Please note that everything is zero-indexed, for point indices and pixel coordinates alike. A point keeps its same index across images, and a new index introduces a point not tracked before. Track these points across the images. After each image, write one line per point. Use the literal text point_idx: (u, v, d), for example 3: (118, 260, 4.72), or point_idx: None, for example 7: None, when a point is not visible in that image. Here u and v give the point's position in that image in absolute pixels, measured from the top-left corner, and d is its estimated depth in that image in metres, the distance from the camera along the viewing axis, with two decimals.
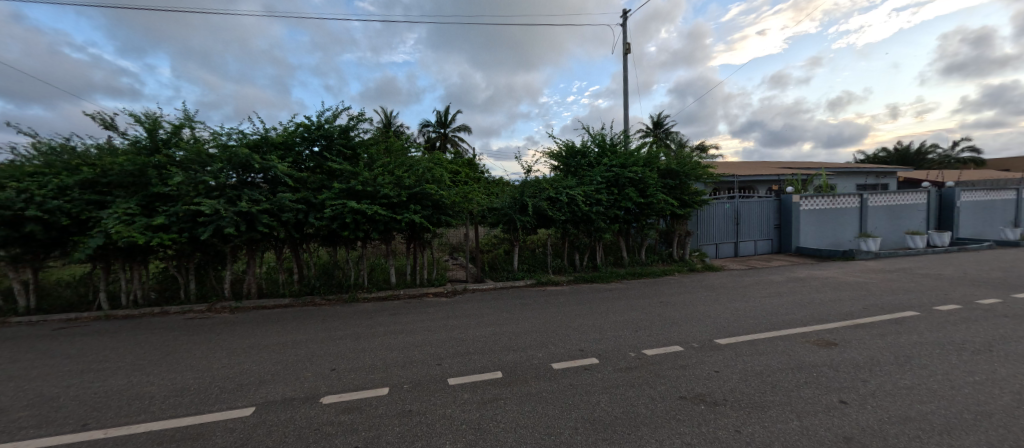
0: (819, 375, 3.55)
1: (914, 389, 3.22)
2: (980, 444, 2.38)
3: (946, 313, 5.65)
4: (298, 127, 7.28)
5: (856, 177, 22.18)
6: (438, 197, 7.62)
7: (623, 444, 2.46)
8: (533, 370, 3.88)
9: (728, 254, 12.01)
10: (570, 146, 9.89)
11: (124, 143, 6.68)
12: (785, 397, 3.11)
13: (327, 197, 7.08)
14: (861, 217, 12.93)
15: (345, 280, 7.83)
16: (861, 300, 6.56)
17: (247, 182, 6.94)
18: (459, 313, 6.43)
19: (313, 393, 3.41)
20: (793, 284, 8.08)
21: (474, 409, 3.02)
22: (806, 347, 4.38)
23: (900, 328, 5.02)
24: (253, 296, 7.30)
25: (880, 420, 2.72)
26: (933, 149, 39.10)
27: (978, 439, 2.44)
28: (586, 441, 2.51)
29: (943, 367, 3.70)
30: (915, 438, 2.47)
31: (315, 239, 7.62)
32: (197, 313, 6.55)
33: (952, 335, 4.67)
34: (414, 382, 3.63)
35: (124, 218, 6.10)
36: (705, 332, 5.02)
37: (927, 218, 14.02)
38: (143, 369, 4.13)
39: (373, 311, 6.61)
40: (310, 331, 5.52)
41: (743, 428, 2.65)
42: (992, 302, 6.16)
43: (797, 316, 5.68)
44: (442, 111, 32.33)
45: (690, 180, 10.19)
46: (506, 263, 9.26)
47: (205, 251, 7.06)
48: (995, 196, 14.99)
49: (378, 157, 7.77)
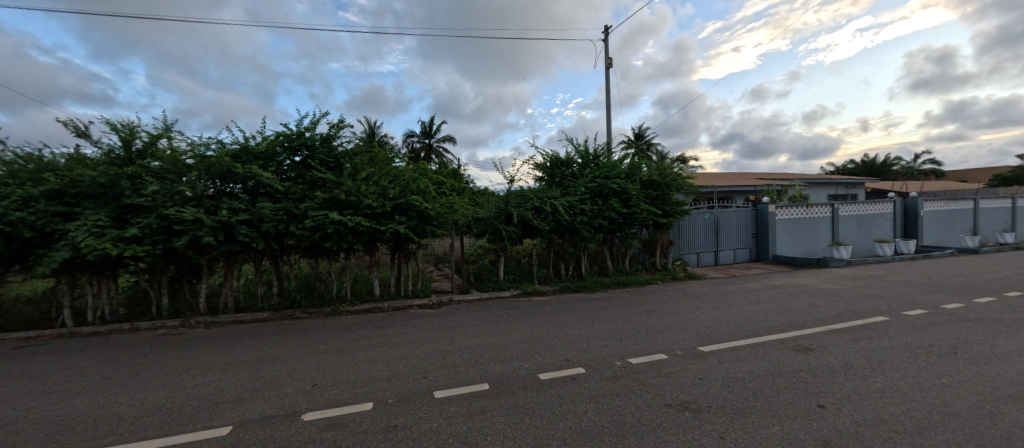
0: (797, 381, 3.65)
1: (886, 391, 3.35)
2: (950, 444, 2.50)
3: (913, 317, 5.91)
4: (278, 137, 7.19)
5: (826, 187, 23.21)
6: (424, 208, 7.59)
7: None
8: (520, 380, 3.89)
9: (709, 262, 12.29)
10: (554, 157, 9.93)
11: (96, 153, 6.44)
12: (766, 403, 3.19)
13: (309, 207, 6.99)
14: (832, 225, 13.40)
15: (327, 292, 7.65)
16: (835, 306, 6.80)
17: (226, 193, 6.79)
18: (445, 324, 6.38)
19: (293, 409, 3.32)
20: (771, 291, 8.32)
21: (461, 422, 2.99)
22: (785, 352, 4.51)
23: (871, 333, 5.22)
24: (230, 310, 7.07)
25: (856, 423, 2.81)
26: (899, 161, 41.17)
27: (947, 438, 2.56)
28: None
29: (911, 369, 3.87)
30: (889, 439, 2.58)
31: (295, 251, 7.51)
32: (170, 329, 6.28)
33: (919, 339, 4.88)
34: (398, 395, 3.57)
35: (94, 230, 5.85)
36: (688, 340, 5.12)
37: (893, 227, 14.64)
38: (111, 389, 3.95)
39: (357, 324, 6.51)
40: (290, 346, 5.39)
41: (727, 434, 2.70)
42: (955, 307, 6.47)
43: (775, 323, 5.85)
44: (427, 122, 32.63)
45: (672, 191, 10.41)
46: (492, 274, 9.17)
47: (179, 264, 6.81)
48: (955, 206, 15.80)
49: (362, 167, 7.74)
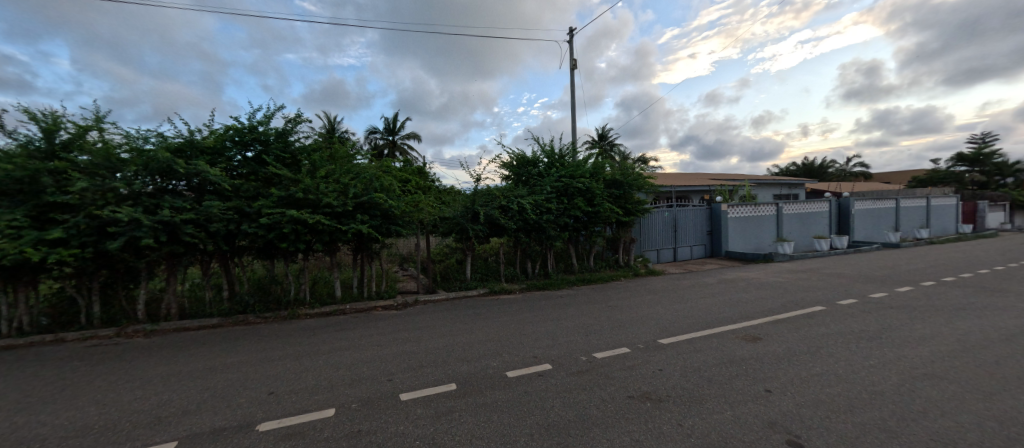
0: (748, 368, 3.91)
1: (824, 374, 3.66)
2: (877, 420, 2.77)
3: (846, 307, 6.48)
4: (228, 131, 6.73)
5: (772, 188, 24.89)
6: (388, 206, 7.38)
7: None
8: (488, 379, 3.88)
9: (668, 259, 12.84)
10: (520, 156, 9.98)
11: (10, 145, 5.74)
12: (719, 390, 3.39)
13: (263, 206, 6.60)
14: (777, 223, 14.40)
15: (283, 295, 7.26)
16: (780, 298, 7.33)
17: (168, 190, 6.28)
18: (412, 325, 6.25)
19: (247, 420, 3.13)
20: (723, 285, 8.83)
21: (428, 423, 2.95)
22: (736, 342, 4.80)
23: (811, 321, 5.67)
24: (174, 317, 6.54)
25: (798, 404, 3.05)
26: (833, 164, 44.89)
27: (874, 415, 2.84)
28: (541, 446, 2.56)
29: (844, 354, 4.25)
30: (826, 418, 2.82)
31: (248, 252, 7.09)
32: (103, 340, 5.72)
33: (851, 326, 5.36)
34: (362, 400, 3.46)
35: (9, 232, 5.21)
36: (649, 333, 5.33)
37: (829, 224, 15.94)
38: (32, 408, 3.54)
39: (317, 328, 6.23)
40: (243, 353, 5.07)
41: (685, 421, 2.84)
42: (880, 296, 7.16)
43: (728, 315, 6.21)
44: (390, 118, 31.76)
45: (633, 190, 10.76)
46: (459, 273, 9.08)
47: (112, 268, 6.21)
48: (881, 205, 17.45)
49: (321, 163, 7.42)
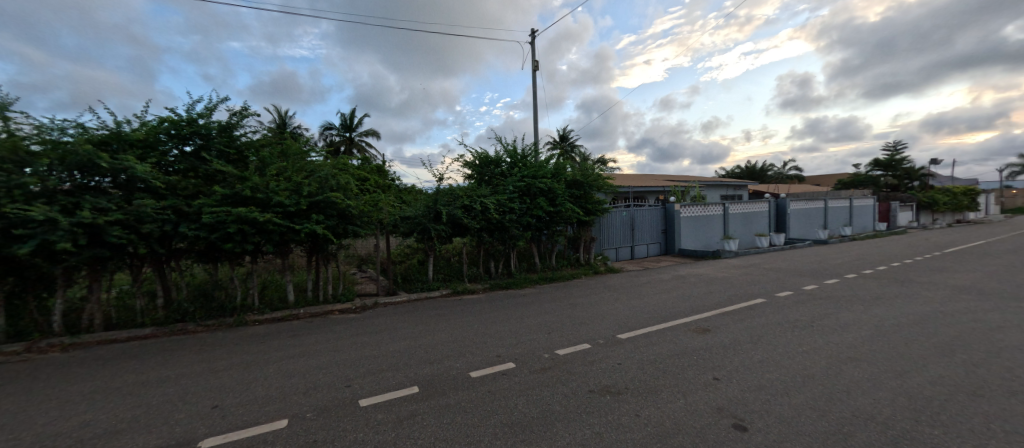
0: (699, 358, 4.13)
1: (765, 361, 3.95)
2: (810, 400, 3.03)
3: (784, 298, 7.03)
4: (163, 123, 6.16)
5: (719, 189, 26.53)
6: (345, 205, 7.08)
7: (539, 443, 2.55)
8: (451, 380, 3.83)
9: (626, 257, 13.31)
10: (483, 155, 9.94)
11: None
12: (673, 380, 3.56)
13: (204, 205, 6.09)
14: (723, 222, 15.35)
15: (228, 301, 6.74)
16: (727, 292, 7.82)
17: (90, 187, 5.60)
18: (371, 328, 6.03)
19: (186, 437, 2.87)
20: (676, 281, 9.29)
21: (389, 429, 2.86)
22: (688, 334, 5.07)
23: (753, 313, 6.10)
24: (98, 329, 5.88)
25: (743, 389, 3.27)
26: (771, 168, 48.61)
27: (808, 396, 3.10)
28: (506, 444, 2.57)
29: (782, 341, 4.61)
30: (767, 401, 3.04)
31: (187, 255, 6.56)
32: (8, 357, 5.00)
33: (788, 316, 5.82)
34: (318, 408, 3.29)
35: None
36: (609, 329, 5.49)
37: (769, 223, 17.23)
38: None
39: (267, 335, 5.84)
40: (182, 364, 4.65)
41: (642, 411, 2.95)
42: (812, 288, 7.84)
43: (681, 309, 6.54)
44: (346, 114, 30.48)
45: (593, 190, 11.04)
46: (420, 274, 8.89)
47: (20, 275, 5.47)
48: (812, 205, 19.10)
49: (271, 160, 6.98)
